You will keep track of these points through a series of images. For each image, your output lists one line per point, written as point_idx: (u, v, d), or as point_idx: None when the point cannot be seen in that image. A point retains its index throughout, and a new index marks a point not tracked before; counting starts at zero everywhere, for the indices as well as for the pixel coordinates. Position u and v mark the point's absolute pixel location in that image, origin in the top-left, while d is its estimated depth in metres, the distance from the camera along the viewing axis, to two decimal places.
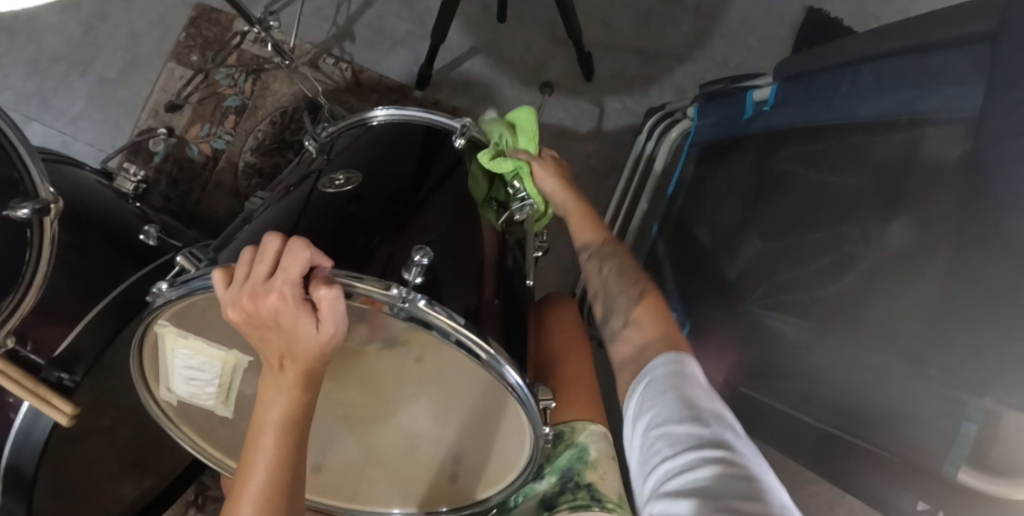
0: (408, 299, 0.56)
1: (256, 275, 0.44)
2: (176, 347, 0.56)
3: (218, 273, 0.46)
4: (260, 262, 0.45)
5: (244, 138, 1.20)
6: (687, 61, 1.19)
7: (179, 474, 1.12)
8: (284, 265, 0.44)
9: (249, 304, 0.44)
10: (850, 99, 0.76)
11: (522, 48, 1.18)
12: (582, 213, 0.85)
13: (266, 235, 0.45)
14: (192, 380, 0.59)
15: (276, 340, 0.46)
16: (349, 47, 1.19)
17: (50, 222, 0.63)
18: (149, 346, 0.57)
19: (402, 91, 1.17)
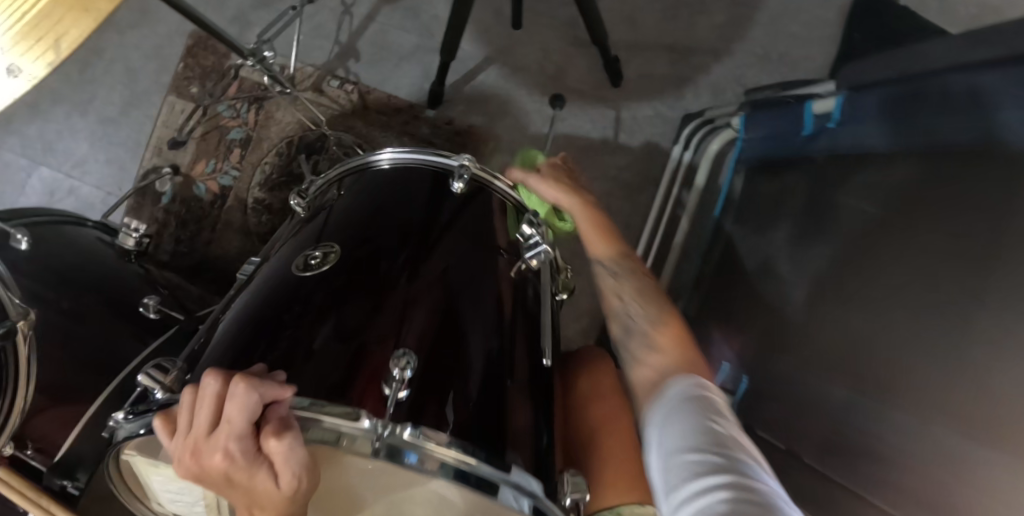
0: (389, 429, 0.48)
1: (198, 428, 0.42)
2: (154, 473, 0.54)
3: (160, 425, 0.44)
4: (199, 413, 0.42)
5: (252, 172, 1.13)
6: (729, 53, 1.04)
7: None
8: (228, 415, 0.41)
9: (192, 462, 0.42)
10: (937, 116, 0.64)
11: (539, 54, 1.07)
12: (583, 217, 0.74)
13: (205, 374, 0.43)
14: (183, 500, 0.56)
15: (236, 494, 0.43)
16: (354, 66, 1.10)
17: (23, 340, 0.58)
18: (133, 472, 0.55)
19: (412, 111, 1.07)
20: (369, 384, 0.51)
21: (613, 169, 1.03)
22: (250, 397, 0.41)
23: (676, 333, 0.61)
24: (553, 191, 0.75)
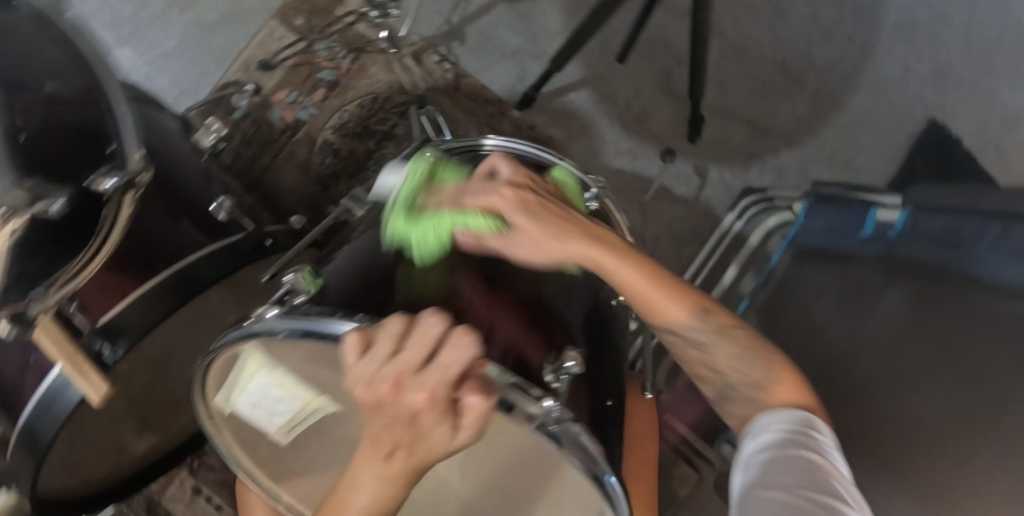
0: (557, 424, 0.46)
1: (405, 359, 0.42)
2: (244, 381, 0.52)
3: (355, 341, 0.43)
4: (408, 346, 0.43)
5: (329, 115, 1.15)
6: (804, 143, 1.09)
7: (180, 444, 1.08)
8: (444, 359, 0.42)
9: (389, 392, 0.42)
10: (990, 254, 0.72)
11: (631, 91, 1.12)
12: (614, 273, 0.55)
13: (426, 313, 0.44)
14: (265, 414, 0.55)
15: (399, 432, 0.44)
16: (457, 48, 1.14)
17: (131, 199, 0.56)
18: (224, 379, 0.54)
19: (500, 106, 1.12)
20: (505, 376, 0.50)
21: (668, 216, 1.08)
22: (469, 352, 0.42)
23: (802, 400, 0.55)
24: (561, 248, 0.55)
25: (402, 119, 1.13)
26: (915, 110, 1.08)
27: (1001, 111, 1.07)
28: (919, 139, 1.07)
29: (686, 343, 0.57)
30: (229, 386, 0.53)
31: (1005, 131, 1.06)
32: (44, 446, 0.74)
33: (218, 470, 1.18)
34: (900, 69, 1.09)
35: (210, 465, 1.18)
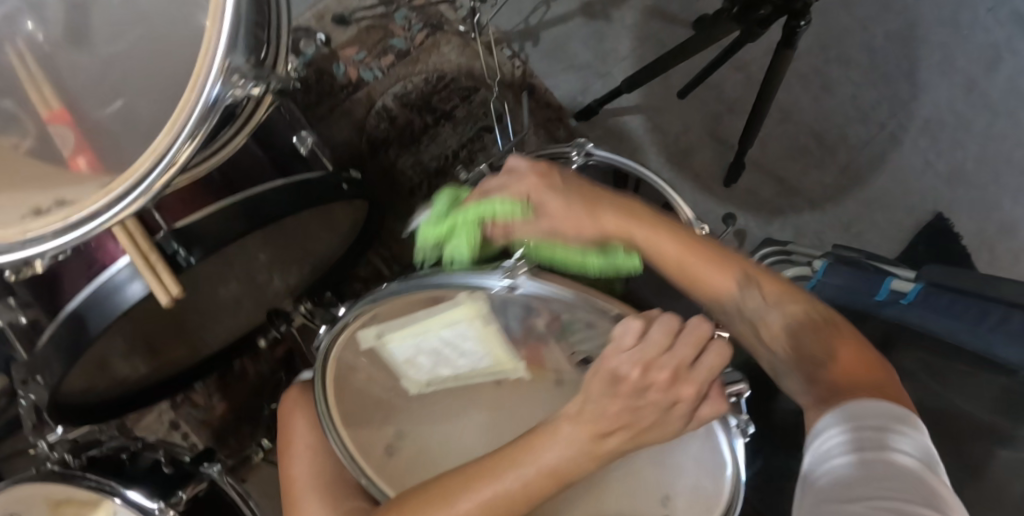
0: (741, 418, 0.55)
1: (681, 355, 0.48)
2: (440, 325, 0.56)
3: (638, 327, 0.49)
4: (673, 346, 0.48)
5: (393, 82, 1.17)
6: (825, 209, 1.19)
7: (180, 373, 1.06)
8: (705, 357, 0.48)
9: (660, 379, 0.48)
10: (994, 332, 0.80)
11: (681, 127, 1.18)
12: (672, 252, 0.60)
13: (699, 317, 0.49)
14: (430, 357, 0.60)
15: (641, 413, 0.49)
16: (529, 48, 1.18)
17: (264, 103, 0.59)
18: (413, 320, 0.58)
19: (559, 112, 1.17)
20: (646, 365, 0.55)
21: None
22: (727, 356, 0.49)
23: (818, 323, 0.57)
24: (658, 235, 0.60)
25: (465, 103, 1.17)
26: (924, 201, 1.20)
27: (997, 218, 1.20)
28: (925, 227, 1.19)
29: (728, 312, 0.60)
30: (416, 326, 0.58)
31: (995, 236, 1.19)
32: (88, 336, 0.73)
33: (202, 408, 1.13)
34: (919, 163, 1.21)
35: (194, 401, 1.13)
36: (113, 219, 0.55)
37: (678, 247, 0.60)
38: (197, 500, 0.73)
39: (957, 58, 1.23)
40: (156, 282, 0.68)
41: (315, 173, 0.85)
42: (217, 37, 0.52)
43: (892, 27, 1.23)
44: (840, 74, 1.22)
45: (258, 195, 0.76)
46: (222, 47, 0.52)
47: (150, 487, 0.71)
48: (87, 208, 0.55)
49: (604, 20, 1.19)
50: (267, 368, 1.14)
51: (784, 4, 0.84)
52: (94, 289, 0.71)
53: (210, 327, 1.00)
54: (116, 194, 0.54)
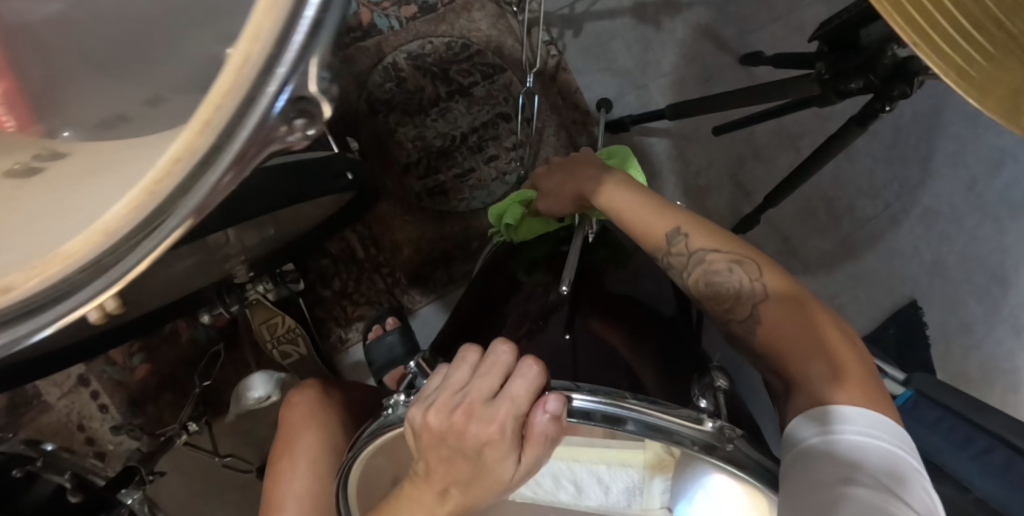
0: None
1: (477, 389, 0.44)
2: (605, 458, 0.52)
3: (469, 357, 0.47)
4: (505, 389, 0.44)
5: (409, 37, 1.00)
6: (816, 275, 1.21)
7: (98, 340, 0.89)
8: (511, 391, 0.43)
9: (458, 421, 0.43)
10: (972, 460, 0.82)
11: (705, 163, 1.12)
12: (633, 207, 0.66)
13: (498, 342, 0.46)
14: (556, 484, 0.55)
15: (461, 467, 0.44)
16: (569, 38, 1.06)
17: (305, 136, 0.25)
18: (572, 449, 0.53)
19: (585, 118, 1.07)
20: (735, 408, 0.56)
21: None
22: (538, 380, 0.44)
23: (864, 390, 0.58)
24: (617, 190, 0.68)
25: (486, 82, 1.03)
26: (902, 286, 1.23)
27: (960, 315, 1.24)
28: (901, 311, 1.20)
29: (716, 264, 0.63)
30: (569, 450, 0.53)
31: (955, 332, 1.24)
32: None
33: (119, 367, 0.99)
34: (908, 249, 1.24)
35: (111, 357, 0.99)
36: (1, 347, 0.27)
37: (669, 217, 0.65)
38: None
39: (965, 155, 1.25)
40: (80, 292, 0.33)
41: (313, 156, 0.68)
42: (268, 37, 0.22)
43: (918, 109, 1.24)
44: (860, 144, 1.23)
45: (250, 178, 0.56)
46: (294, 43, 0.23)
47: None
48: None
49: (654, 28, 1.08)
50: (204, 336, 1.00)
51: (878, 86, 0.80)
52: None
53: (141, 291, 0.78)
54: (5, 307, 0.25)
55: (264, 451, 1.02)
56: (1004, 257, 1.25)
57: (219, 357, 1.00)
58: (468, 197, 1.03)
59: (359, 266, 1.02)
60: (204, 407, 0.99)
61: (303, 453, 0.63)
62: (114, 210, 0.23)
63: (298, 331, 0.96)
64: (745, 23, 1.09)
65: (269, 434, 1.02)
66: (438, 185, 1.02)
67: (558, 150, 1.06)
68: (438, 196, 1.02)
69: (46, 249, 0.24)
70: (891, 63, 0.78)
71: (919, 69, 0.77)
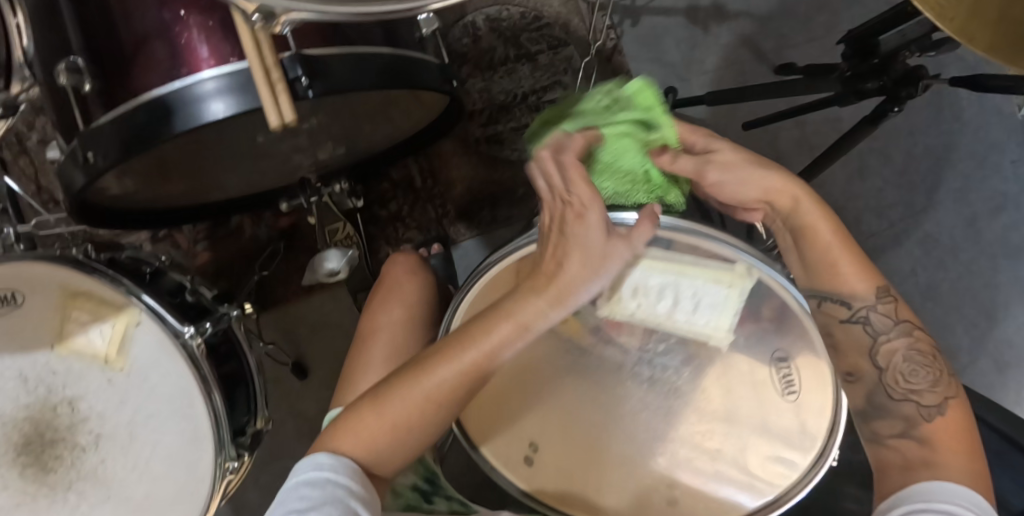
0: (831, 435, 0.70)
1: (562, 188, 0.66)
2: (704, 274, 0.69)
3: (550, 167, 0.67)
4: (579, 187, 0.65)
5: (490, 3, 1.14)
6: None
7: (181, 210, 0.97)
8: (576, 185, 0.65)
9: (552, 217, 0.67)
10: None
11: None
12: (837, 245, 0.68)
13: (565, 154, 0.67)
14: (658, 296, 0.71)
15: (553, 248, 0.66)
16: (628, 27, 1.20)
17: None
18: (683, 262, 0.70)
19: None
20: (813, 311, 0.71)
21: None
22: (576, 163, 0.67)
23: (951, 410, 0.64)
24: (834, 224, 0.68)
25: (551, 51, 1.16)
26: (896, 300, 1.34)
27: (945, 335, 1.35)
28: None
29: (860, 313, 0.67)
30: (679, 265, 0.70)
31: (939, 351, 1.35)
32: (159, 138, 0.62)
33: (182, 251, 1.06)
34: (905, 267, 1.35)
35: (176, 241, 1.06)
36: None
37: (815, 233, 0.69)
38: (217, 338, 0.65)
39: (967, 191, 1.38)
40: (268, 101, 0.57)
41: (427, 58, 0.78)
42: None
43: (929, 144, 1.37)
44: (873, 165, 1.36)
45: (365, 56, 0.70)
46: None
47: (181, 313, 0.63)
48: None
49: (702, 31, 1.22)
50: (265, 234, 1.09)
51: (891, 87, 0.90)
52: (172, 91, 0.63)
53: (228, 167, 0.89)
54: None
55: (300, 348, 1.11)
56: (992, 290, 1.37)
57: (276, 256, 1.09)
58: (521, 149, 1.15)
59: (416, 194, 1.13)
60: (255, 298, 1.09)
61: (403, 299, 0.83)
62: None
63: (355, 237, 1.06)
64: (783, 38, 1.23)
65: (306, 334, 1.11)
66: (496, 133, 1.14)
67: None
68: (495, 143, 1.15)
69: None
70: (904, 67, 0.89)
71: (925, 75, 0.88)
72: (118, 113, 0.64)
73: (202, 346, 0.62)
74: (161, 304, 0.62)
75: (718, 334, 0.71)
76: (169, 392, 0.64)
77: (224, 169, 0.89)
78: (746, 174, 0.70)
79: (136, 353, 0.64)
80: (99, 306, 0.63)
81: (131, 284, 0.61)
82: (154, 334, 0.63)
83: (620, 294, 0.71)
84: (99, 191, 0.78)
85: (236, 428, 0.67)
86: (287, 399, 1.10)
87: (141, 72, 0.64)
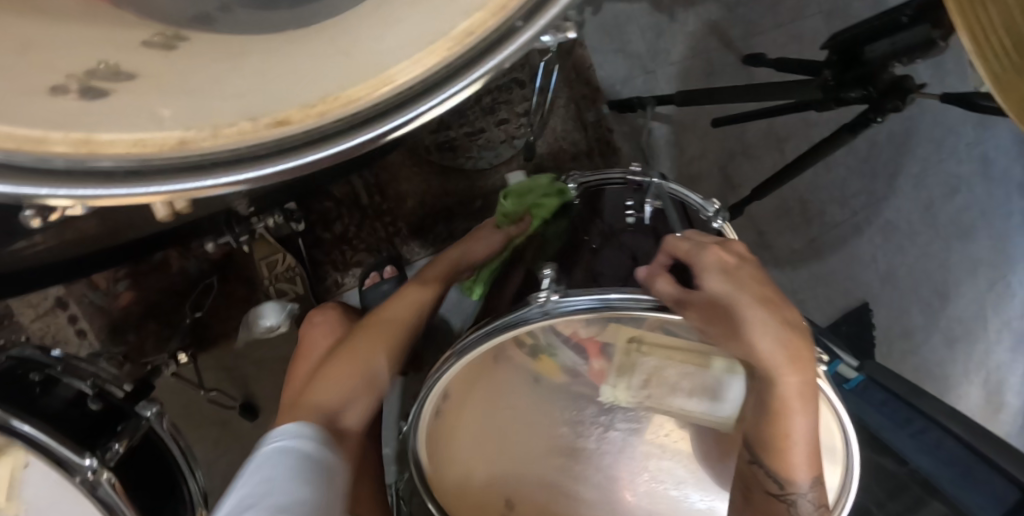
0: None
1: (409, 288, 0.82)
2: (702, 368, 0.65)
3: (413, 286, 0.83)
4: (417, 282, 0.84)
5: None
6: (785, 269, 1.30)
7: (83, 258, 0.84)
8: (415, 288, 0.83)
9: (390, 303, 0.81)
10: (909, 437, 0.94)
11: (699, 152, 1.17)
12: (801, 436, 0.57)
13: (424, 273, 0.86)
14: (665, 386, 0.66)
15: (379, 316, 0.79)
16: (588, 16, 1.09)
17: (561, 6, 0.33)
18: (696, 354, 0.65)
19: (594, 95, 1.10)
20: (781, 442, 0.58)
21: None
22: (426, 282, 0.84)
23: None
24: (812, 430, 0.58)
25: None
26: (859, 290, 1.33)
27: (903, 321, 1.36)
28: (852, 311, 1.31)
29: (784, 492, 0.59)
30: (690, 357, 0.65)
31: (897, 337, 1.36)
32: None
33: (102, 292, 0.95)
34: (868, 256, 1.34)
35: (94, 282, 0.95)
36: (228, 182, 0.30)
37: (793, 408, 0.57)
38: (130, 455, 0.55)
39: (927, 176, 1.36)
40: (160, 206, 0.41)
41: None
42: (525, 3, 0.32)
43: (892, 129, 1.34)
44: (839, 153, 1.32)
45: None
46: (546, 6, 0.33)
47: (75, 437, 0.52)
48: (232, 139, 0.28)
49: (668, 17, 1.13)
50: (197, 268, 0.98)
51: (874, 98, 0.85)
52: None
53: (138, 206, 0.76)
54: (292, 131, 0.29)
55: (248, 387, 1.01)
56: (948, 273, 1.38)
57: (212, 290, 0.98)
58: (476, 156, 1.04)
59: (362, 213, 1.03)
60: (190, 339, 0.98)
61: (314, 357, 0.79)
62: (405, 62, 0.30)
63: (297, 270, 0.98)
64: (751, 24, 1.15)
65: (251, 372, 1.01)
66: (447, 141, 1.03)
67: (567, 122, 1.09)
68: (447, 151, 1.03)
69: (312, 88, 0.29)
70: (891, 77, 0.83)
71: (913, 86, 0.82)
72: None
73: (110, 478, 0.52)
74: (50, 432, 0.51)
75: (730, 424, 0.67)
76: None
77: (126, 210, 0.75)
78: (726, 321, 0.59)
79: (29, 496, 0.53)
80: None
81: (5, 415, 0.50)
82: (47, 473, 0.52)
83: (624, 377, 0.67)
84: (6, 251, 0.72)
85: None
86: (235, 441, 1.01)
87: None
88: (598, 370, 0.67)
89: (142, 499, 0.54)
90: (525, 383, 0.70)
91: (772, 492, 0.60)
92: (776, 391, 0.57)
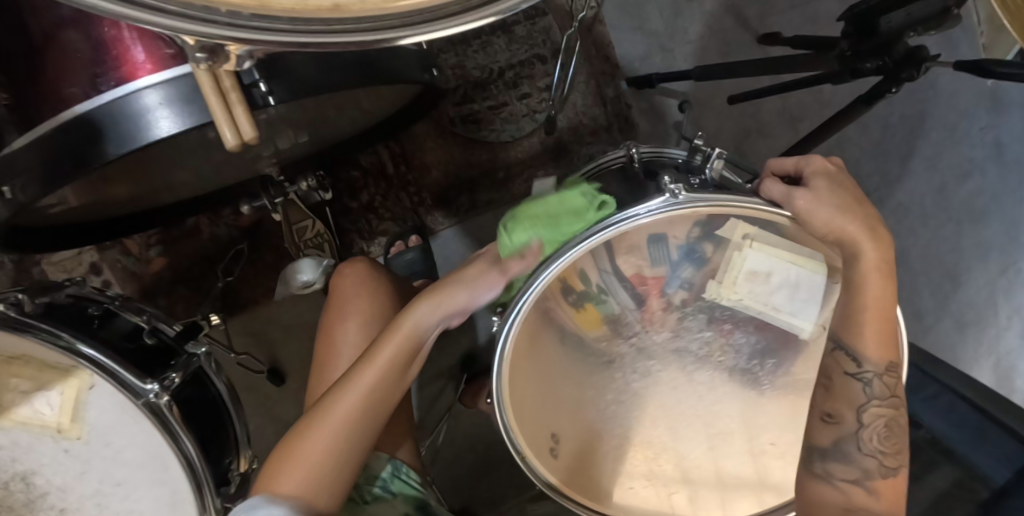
0: None
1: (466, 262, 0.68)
2: (804, 268, 0.66)
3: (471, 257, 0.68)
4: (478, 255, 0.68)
5: None
6: None
7: (121, 219, 0.87)
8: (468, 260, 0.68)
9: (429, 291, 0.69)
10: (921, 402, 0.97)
11: (715, 130, 1.20)
12: (881, 307, 0.62)
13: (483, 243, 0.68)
14: (766, 287, 0.66)
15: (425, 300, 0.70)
16: None
17: None
18: (800, 255, 0.65)
19: (615, 72, 1.13)
20: (868, 318, 0.61)
21: None
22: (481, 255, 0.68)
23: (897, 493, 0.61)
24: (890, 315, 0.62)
25: (527, 22, 1.06)
26: None
27: (914, 300, 1.39)
28: None
29: (859, 374, 0.62)
30: (795, 256, 0.65)
31: (908, 316, 1.38)
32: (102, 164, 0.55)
33: (134, 258, 0.97)
34: None
35: (126, 247, 0.97)
36: None
37: (878, 290, 0.61)
38: (183, 384, 0.60)
39: (939, 159, 1.39)
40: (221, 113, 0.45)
41: (408, 47, 0.70)
42: None
43: (905, 112, 1.37)
44: (852, 135, 1.35)
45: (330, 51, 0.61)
46: None
47: (135, 364, 0.57)
48: None
49: None
50: (227, 234, 1.00)
51: (890, 67, 0.87)
52: (106, 104, 0.54)
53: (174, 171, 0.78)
54: None
55: (275, 352, 1.03)
56: (958, 254, 1.40)
57: (241, 257, 1.01)
58: (499, 129, 1.07)
59: (388, 182, 1.05)
60: (220, 305, 1.01)
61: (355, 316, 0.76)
62: None
63: (326, 236, 0.99)
64: (767, 5, 1.18)
65: (279, 337, 1.04)
66: (472, 114, 1.06)
67: (587, 97, 1.12)
68: (472, 124, 1.06)
69: None
70: (905, 48, 0.85)
71: (927, 56, 0.86)
72: (39, 133, 0.56)
73: (169, 402, 0.57)
74: (110, 357, 0.57)
75: (823, 330, 0.68)
76: (136, 456, 0.60)
77: (167, 173, 0.77)
78: (830, 211, 0.61)
79: (91, 417, 0.60)
80: (43, 368, 0.59)
81: (69, 339, 0.56)
82: (109, 395, 0.59)
83: (732, 277, 0.65)
84: (39, 212, 0.70)
85: (220, 477, 0.61)
86: (264, 405, 1.04)
87: (65, 84, 0.55)
88: (649, 312, 0.67)
89: (194, 426, 0.59)
90: (558, 342, 0.68)
91: (850, 376, 0.62)
92: (865, 273, 0.61)
